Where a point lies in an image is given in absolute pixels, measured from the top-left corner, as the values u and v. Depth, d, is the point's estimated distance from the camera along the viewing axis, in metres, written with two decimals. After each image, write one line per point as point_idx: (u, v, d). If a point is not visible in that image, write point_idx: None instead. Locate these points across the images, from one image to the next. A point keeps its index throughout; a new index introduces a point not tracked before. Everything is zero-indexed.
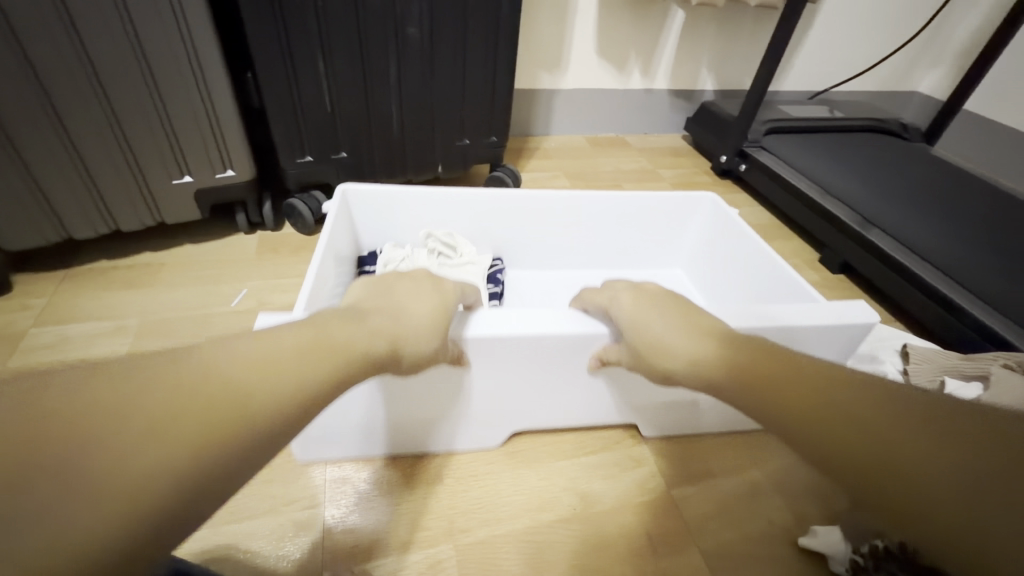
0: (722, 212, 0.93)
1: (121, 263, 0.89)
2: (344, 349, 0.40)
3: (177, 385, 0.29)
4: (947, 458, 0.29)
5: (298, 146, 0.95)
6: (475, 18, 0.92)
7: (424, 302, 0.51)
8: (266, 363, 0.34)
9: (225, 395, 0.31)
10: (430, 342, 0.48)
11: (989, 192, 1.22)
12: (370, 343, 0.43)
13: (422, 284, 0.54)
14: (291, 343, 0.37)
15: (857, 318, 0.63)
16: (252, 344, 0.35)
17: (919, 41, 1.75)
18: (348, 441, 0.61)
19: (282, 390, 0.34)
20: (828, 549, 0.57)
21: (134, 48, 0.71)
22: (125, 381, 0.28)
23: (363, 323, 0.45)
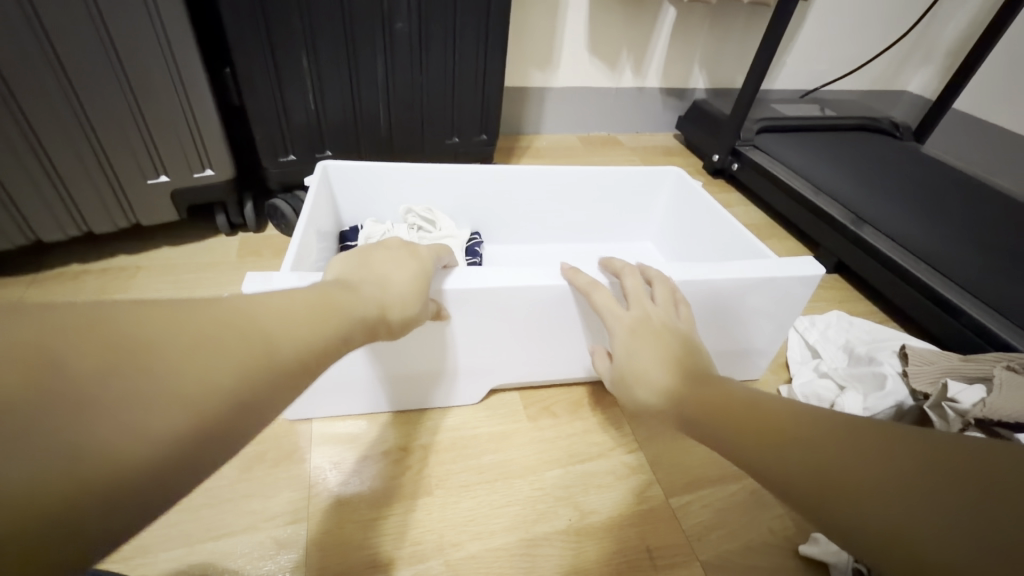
0: (688, 185, 0.90)
1: (95, 266, 0.85)
2: (336, 313, 0.37)
3: (196, 326, 0.27)
4: (904, 480, 0.27)
5: (280, 145, 0.92)
6: (465, 14, 0.90)
7: (404, 270, 0.48)
8: (278, 317, 0.32)
9: (246, 341, 0.28)
10: (413, 308, 0.46)
11: (981, 190, 1.22)
12: (359, 310, 0.39)
13: (407, 259, 0.50)
14: (297, 301, 0.35)
15: (795, 273, 0.64)
16: (262, 300, 0.33)
17: (909, 40, 1.75)
18: (339, 396, 0.64)
19: (297, 344, 0.32)
20: (830, 558, 0.56)
21: (104, 45, 0.67)
22: (145, 316, 0.25)
23: (351, 290, 0.41)
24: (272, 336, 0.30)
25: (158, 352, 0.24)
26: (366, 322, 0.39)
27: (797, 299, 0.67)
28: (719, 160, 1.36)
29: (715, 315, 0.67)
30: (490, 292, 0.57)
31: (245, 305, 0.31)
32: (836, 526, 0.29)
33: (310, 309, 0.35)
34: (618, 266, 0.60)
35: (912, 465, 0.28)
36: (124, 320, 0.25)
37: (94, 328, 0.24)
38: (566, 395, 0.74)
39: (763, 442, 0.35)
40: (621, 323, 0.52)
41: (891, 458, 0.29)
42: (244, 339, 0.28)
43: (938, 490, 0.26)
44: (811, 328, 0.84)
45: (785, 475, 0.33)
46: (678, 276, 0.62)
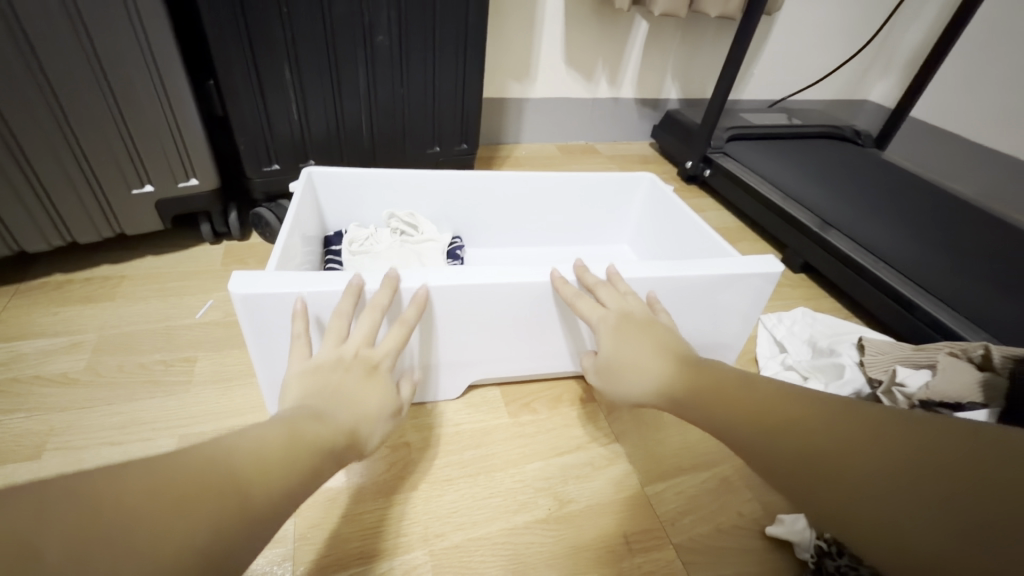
0: (660, 189, 0.94)
1: (79, 276, 0.85)
2: (309, 452, 0.37)
3: (174, 479, 0.27)
4: (890, 471, 0.31)
5: (264, 155, 0.94)
6: (444, 28, 0.93)
7: (370, 397, 0.48)
8: (254, 461, 0.33)
9: (223, 491, 0.29)
10: (377, 431, 0.47)
11: (935, 193, 1.29)
12: (331, 441, 0.40)
13: (375, 380, 0.49)
14: (269, 439, 0.35)
15: (757, 270, 0.68)
16: (245, 440, 0.34)
17: (870, 52, 1.84)
18: None
19: (271, 483, 0.32)
20: (794, 537, 0.59)
21: (87, 58, 0.69)
22: (127, 479, 0.26)
23: (320, 417, 0.42)
24: (247, 482, 0.31)
25: (142, 516, 0.25)
26: (335, 451, 0.40)
27: (761, 293, 0.71)
28: (691, 166, 1.41)
29: (679, 311, 0.70)
30: (466, 289, 0.60)
31: (221, 449, 0.32)
32: (831, 512, 0.32)
33: (285, 447, 0.36)
34: (590, 279, 0.61)
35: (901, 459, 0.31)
36: (106, 486, 0.25)
37: (76, 502, 0.24)
38: (546, 392, 0.77)
39: (760, 430, 0.38)
40: (606, 322, 0.55)
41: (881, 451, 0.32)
42: (221, 490, 0.29)
43: (928, 482, 0.29)
44: (778, 325, 0.88)
45: (785, 460, 0.36)
46: (643, 274, 0.65)
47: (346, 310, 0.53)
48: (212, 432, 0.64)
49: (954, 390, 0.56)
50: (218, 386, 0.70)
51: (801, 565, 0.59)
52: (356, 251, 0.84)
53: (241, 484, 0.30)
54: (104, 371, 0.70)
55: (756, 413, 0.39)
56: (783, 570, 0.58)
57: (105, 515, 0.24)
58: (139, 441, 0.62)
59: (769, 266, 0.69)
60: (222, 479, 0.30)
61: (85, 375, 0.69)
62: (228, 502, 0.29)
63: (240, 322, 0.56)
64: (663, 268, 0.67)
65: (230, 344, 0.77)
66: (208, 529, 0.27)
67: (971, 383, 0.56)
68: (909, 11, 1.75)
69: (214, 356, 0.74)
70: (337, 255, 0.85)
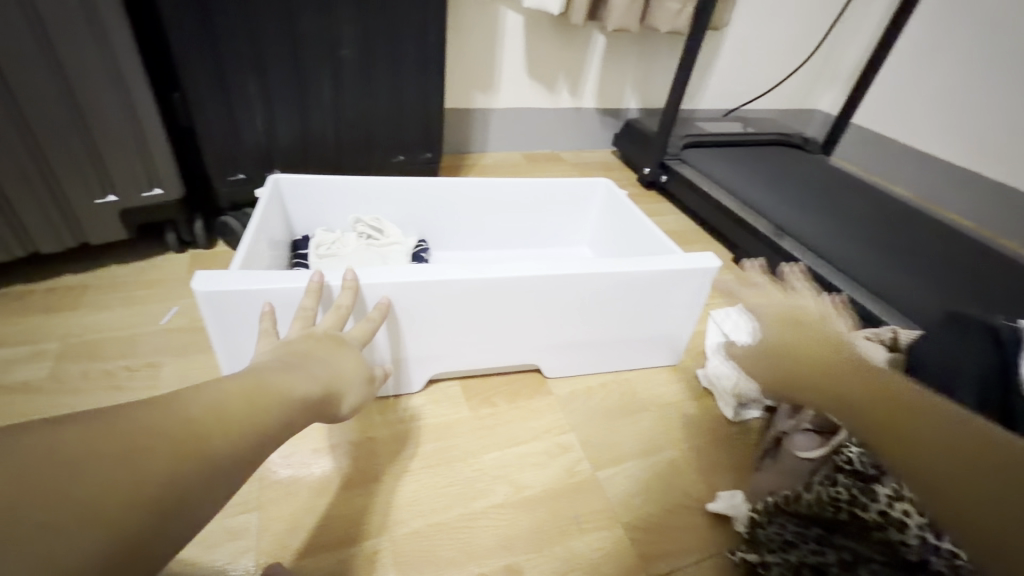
0: (614, 194, 1.00)
1: (41, 287, 0.86)
2: (277, 403, 0.39)
3: (124, 432, 0.29)
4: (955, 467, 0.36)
5: (229, 164, 0.96)
6: (405, 42, 0.97)
7: (346, 363, 0.52)
8: (216, 411, 0.34)
9: (178, 438, 0.30)
10: (355, 397, 0.51)
11: (875, 194, 1.38)
12: (307, 394, 0.43)
13: (345, 350, 0.54)
14: (232, 393, 0.36)
15: (697, 265, 0.73)
16: (222, 389, 0.36)
17: (816, 64, 1.95)
18: None
19: (236, 433, 0.34)
20: (732, 511, 0.64)
21: (49, 64, 0.70)
22: (91, 430, 0.28)
23: (296, 370, 0.45)
24: (208, 432, 0.32)
25: (93, 464, 0.27)
26: (309, 403, 0.43)
27: (703, 287, 0.77)
28: (649, 172, 1.48)
29: (626, 305, 0.75)
30: (421, 287, 0.64)
31: (180, 399, 0.33)
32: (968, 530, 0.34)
33: (250, 399, 0.37)
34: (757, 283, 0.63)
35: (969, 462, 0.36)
36: (53, 441, 0.27)
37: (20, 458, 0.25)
38: (505, 386, 0.80)
39: (842, 404, 0.44)
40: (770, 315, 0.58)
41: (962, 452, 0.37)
42: (177, 438, 0.30)
43: None
44: (726, 318, 0.94)
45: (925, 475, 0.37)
46: (590, 270, 0.70)
47: (309, 305, 0.57)
48: None
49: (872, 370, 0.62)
50: (182, 389, 0.71)
51: (739, 537, 0.63)
52: (323, 254, 0.87)
53: (202, 433, 0.32)
54: (67, 378, 0.71)
55: (837, 392, 0.46)
56: (722, 543, 0.63)
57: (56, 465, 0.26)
58: None
59: (708, 262, 0.74)
60: (178, 428, 0.31)
61: (48, 383, 0.70)
62: (185, 450, 0.30)
63: (204, 320, 0.58)
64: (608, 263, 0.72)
65: (195, 349, 0.78)
66: (165, 471, 0.29)
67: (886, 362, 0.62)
68: (849, 27, 1.87)
69: (179, 361, 0.75)
70: (304, 259, 0.88)
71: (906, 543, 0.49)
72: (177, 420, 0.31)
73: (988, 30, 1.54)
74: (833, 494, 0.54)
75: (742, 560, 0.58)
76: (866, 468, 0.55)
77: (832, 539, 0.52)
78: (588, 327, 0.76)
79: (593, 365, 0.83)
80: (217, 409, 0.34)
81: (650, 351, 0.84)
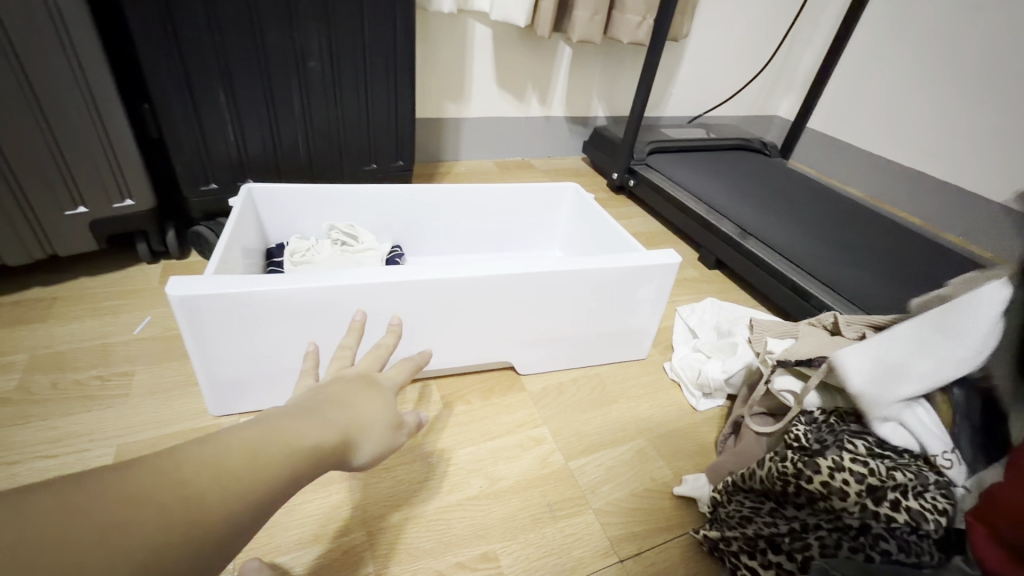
0: (582, 197, 1.03)
1: (7, 300, 0.85)
2: (285, 453, 0.34)
3: (107, 504, 0.26)
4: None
5: (201, 175, 0.97)
6: (374, 53, 1.00)
7: (373, 406, 0.44)
8: (216, 469, 0.30)
9: (163, 508, 0.27)
10: (383, 441, 0.43)
11: (828, 194, 1.45)
12: (320, 443, 0.37)
13: (374, 392, 0.46)
14: (239, 443, 0.32)
15: (660, 260, 0.77)
16: (235, 436, 0.33)
17: (772, 73, 2.05)
18: (262, 393, 0.70)
19: (235, 494, 0.30)
20: (696, 492, 0.68)
21: (15, 75, 0.71)
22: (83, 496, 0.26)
23: (311, 416, 0.38)
24: (204, 493, 0.29)
25: (66, 551, 0.24)
26: (320, 454, 0.36)
27: (666, 282, 0.80)
28: (617, 177, 1.53)
29: (594, 301, 0.78)
30: (394, 287, 0.66)
31: (174, 458, 0.29)
32: None
33: (256, 454, 0.32)
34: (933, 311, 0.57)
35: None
36: (27, 521, 0.24)
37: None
38: (480, 384, 0.83)
39: None
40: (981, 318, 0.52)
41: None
42: (165, 507, 0.27)
43: None
44: (691, 314, 0.99)
45: None
46: (557, 268, 0.73)
47: (350, 344, 0.53)
48: (151, 439, 0.66)
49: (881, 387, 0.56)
50: (156, 397, 0.72)
51: (702, 517, 0.67)
52: (298, 261, 0.88)
53: (194, 499, 0.28)
54: (36, 389, 0.71)
55: None
56: (687, 523, 0.66)
57: (28, 550, 0.23)
58: (75, 452, 0.63)
59: (669, 257, 0.78)
60: (165, 498, 0.28)
61: (17, 395, 0.70)
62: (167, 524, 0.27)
63: (179, 326, 0.59)
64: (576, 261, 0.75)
65: (169, 357, 0.79)
66: (157, 544, 0.26)
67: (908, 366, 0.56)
68: (801, 37, 1.98)
69: (152, 369, 0.76)
70: (279, 266, 0.89)
71: (848, 511, 0.51)
72: (178, 481, 0.29)
73: (926, 39, 1.64)
74: (782, 469, 0.56)
75: (704, 538, 0.62)
76: (811, 443, 0.57)
77: (784, 512, 0.57)
78: (558, 323, 0.79)
79: (564, 361, 0.86)
80: (222, 464, 0.31)
81: (619, 345, 0.87)
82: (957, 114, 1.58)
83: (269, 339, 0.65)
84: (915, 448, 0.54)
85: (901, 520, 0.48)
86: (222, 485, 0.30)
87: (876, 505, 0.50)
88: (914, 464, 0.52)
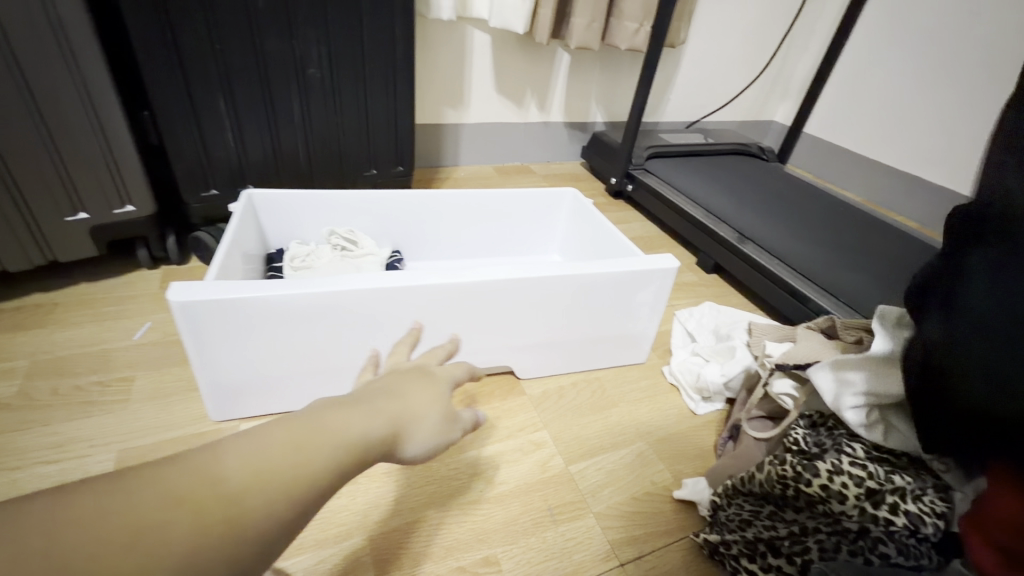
0: (581, 202, 1.04)
1: (7, 306, 0.85)
2: (325, 450, 0.33)
3: (145, 503, 0.26)
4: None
5: (201, 181, 0.97)
6: (373, 60, 1.01)
7: (428, 399, 0.42)
8: (254, 462, 0.30)
9: (198, 508, 0.27)
10: (436, 436, 0.42)
11: (826, 199, 1.46)
12: (368, 437, 0.36)
13: (426, 381, 0.44)
14: (280, 442, 0.32)
15: (658, 264, 0.77)
16: (277, 434, 0.32)
17: (768, 79, 2.06)
18: (262, 398, 0.70)
19: (271, 489, 0.30)
20: (696, 496, 0.68)
21: (17, 82, 0.71)
22: (124, 494, 0.27)
23: (361, 406, 0.38)
24: (239, 494, 0.29)
25: (95, 543, 0.24)
26: (367, 449, 0.35)
27: (665, 287, 0.81)
28: (616, 182, 1.54)
29: (593, 305, 0.79)
30: (394, 292, 0.66)
31: (214, 456, 0.30)
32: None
33: (295, 445, 0.32)
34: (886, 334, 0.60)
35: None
36: (63, 515, 0.25)
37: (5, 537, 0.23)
38: (480, 388, 0.83)
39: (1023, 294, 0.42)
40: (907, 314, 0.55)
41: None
42: (200, 507, 0.27)
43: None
44: (690, 318, 1.00)
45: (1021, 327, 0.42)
46: (557, 273, 0.73)
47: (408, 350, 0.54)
48: (152, 444, 0.66)
49: (891, 388, 0.55)
50: (157, 402, 0.72)
51: (702, 521, 0.67)
52: (298, 267, 0.89)
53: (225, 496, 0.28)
54: (37, 395, 0.71)
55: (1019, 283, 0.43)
56: (687, 527, 0.66)
57: (62, 541, 0.24)
58: (77, 458, 0.63)
59: (668, 261, 0.79)
60: (196, 494, 0.28)
61: (17, 400, 0.70)
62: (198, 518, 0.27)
63: (180, 332, 0.60)
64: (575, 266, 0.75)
65: (169, 362, 0.79)
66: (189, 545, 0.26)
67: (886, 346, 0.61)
68: (797, 43, 1.99)
69: (153, 374, 0.76)
70: (279, 272, 0.90)
71: (847, 514, 0.51)
72: (214, 481, 0.29)
73: (922, 44, 1.66)
74: (780, 472, 0.56)
75: (704, 541, 0.62)
76: (810, 446, 0.57)
77: (783, 515, 0.57)
78: (558, 328, 0.80)
79: (563, 365, 0.86)
80: (259, 466, 0.30)
81: (619, 349, 0.88)
82: (954, 119, 1.59)
83: (271, 344, 0.65)
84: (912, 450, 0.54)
85: (900, 523, 0.48)
86: (258, 485, 0.30)
87: (875, 508, 0.50)
88: (911, 467, 0.53)
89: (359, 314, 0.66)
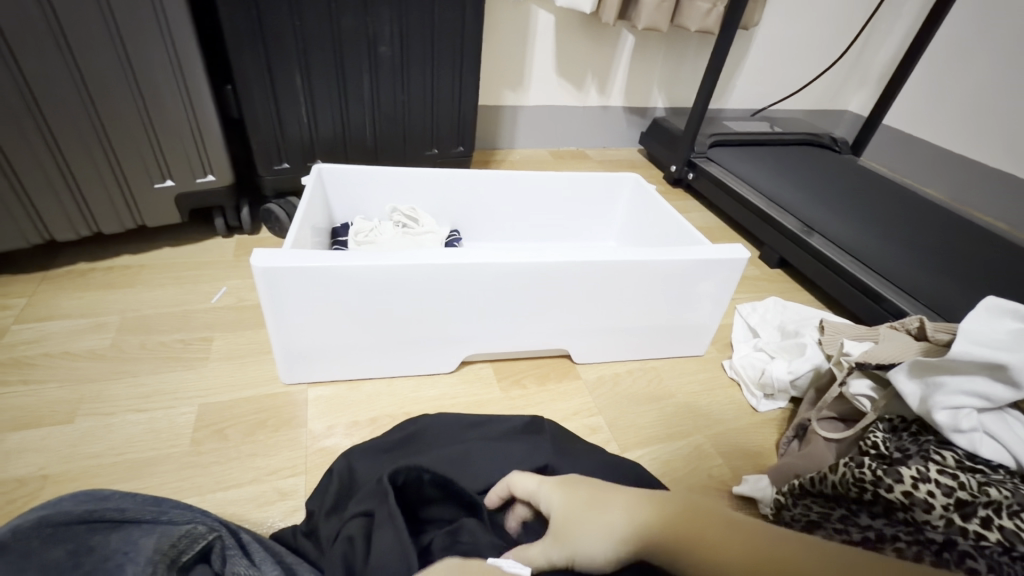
0: (643, 188, 1.01)
1: (101, 265, 0.92)
2: None
3: None
4: (715, 563, 0.35)
5: (275, 155, 1.01)
6: (443, 39, 1.01)
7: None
8: None
9: None
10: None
11: (907, 194, 1.35)
12: None
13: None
14: None
15: (728, 254, 0.74)
16: None
17: (846, 65, 1.93)
18: (329, 364, 0.73)
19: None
20: (757, 494, 0.64)
21: (117, 46, 0.75)
22: None
23: None
24: None
25: None
26: None
27: (733, 278, 0.77)
28: (676, 170, 1.49)
29: (658, 294, 0.77)
30: (460, 269, 0.67)
31: None
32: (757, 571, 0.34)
33: None
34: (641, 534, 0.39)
35: (601, 492, 0.41)
36: None
37: None
38: (536, 369, 0.83)
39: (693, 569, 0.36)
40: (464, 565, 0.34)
41: (560, 491, 0.43)
42: None
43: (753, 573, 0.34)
44: (753, 313, 0.96)
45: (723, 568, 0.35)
46: (622, 258, 0.72)
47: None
48: (229, 401, 0.70)
49: (998, 390, 0.54)
50: (232, 361, 0.76)
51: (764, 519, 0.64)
52: (362, 241, 0.91)
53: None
54: (127, 348, 0.76)
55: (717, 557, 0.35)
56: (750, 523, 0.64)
57: None
58: (162, 409, 0.68)
59: (738, 253, 0.75)
60: None
61: (110, 352, 0.75)
62: None
63: (260, 295, 0.63)
64: (641, 253, 0.73)
65: (243, 326, 0.83)
66: None
67: (993, 349, 0.55)
68: (882, 27, 1.86)
69: (229, 336, 0.80)
70: (344, 246, 0.93)
71: (932, 524, 0.49)
72: None
73: None
74: (858, 475, 0.53)
75: None
76: (891, 452, 0.55)
77: (858, 521, 0.54)
78: (619, 314, 0.79)
79: (621, 352, 0.85)
80: None
81: (678, 340, 0.85)
82: None
83: (342, 313, 0.67)
84: (1009, 462, 0.52)
85: (992, 539, 0.46)
86: None
87: (964, 521, 0.48)
88: (1010, 480, 0.50)
89: (424, 287, 0.67)
